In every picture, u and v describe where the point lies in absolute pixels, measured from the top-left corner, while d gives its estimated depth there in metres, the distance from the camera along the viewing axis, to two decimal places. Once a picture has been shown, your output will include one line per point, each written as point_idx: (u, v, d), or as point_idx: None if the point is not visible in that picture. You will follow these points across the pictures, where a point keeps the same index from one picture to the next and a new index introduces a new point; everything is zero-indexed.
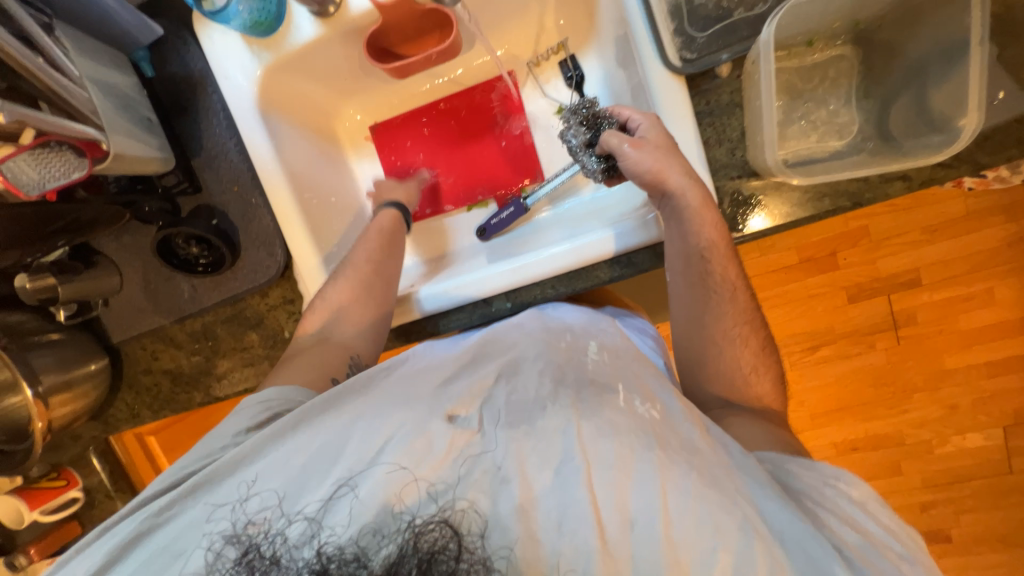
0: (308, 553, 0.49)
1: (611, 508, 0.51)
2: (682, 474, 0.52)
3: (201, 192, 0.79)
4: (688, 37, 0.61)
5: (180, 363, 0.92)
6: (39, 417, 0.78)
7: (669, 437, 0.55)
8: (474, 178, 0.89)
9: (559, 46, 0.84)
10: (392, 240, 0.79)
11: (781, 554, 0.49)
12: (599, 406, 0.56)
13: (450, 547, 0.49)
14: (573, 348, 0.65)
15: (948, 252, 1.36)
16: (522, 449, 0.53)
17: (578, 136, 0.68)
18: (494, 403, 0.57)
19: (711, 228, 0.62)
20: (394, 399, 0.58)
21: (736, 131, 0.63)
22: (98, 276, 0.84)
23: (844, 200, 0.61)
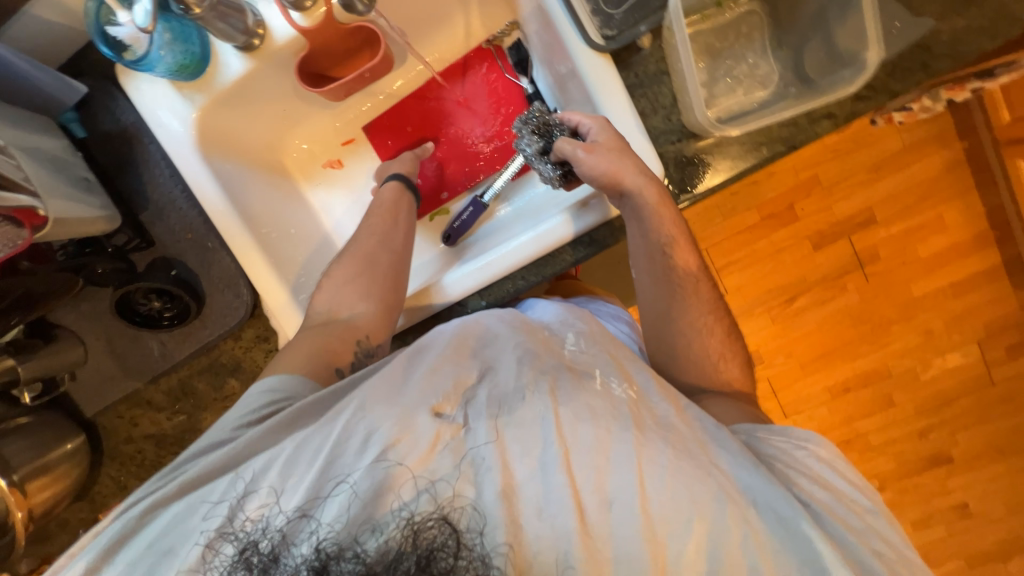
0: (306, 550, 0.47)
1: (590, 489, 0.52)
2: (660, 455, 0.54)
3: (155, 245, 0.78)
4: (605, 16, 0.63)
5: (161, 426, 0.91)
6: (20, 505, 0.75)
7: (646, 417, 0.57)
8: (457, 169, 0.89)
9: (511, 25, 0.84)
10: (396, 208, 0.80)
11: (755, 516, 0.53)
12: (577, 391, 0.57)
13: (449, 544, 0.47)
14: (552, 338, 0.66)
15: (895, 186, 1.42)
16: (504, 437, 0.53)
17: (532, 145, 0.70)
18: (478, 401, 0.56)
19: (671, 225, 0.66)
20: (376, 396, 0.56)
21: (668, 97, 0.66)
22: (59, 350, 0.80)
23: (779, 144, 0.64)
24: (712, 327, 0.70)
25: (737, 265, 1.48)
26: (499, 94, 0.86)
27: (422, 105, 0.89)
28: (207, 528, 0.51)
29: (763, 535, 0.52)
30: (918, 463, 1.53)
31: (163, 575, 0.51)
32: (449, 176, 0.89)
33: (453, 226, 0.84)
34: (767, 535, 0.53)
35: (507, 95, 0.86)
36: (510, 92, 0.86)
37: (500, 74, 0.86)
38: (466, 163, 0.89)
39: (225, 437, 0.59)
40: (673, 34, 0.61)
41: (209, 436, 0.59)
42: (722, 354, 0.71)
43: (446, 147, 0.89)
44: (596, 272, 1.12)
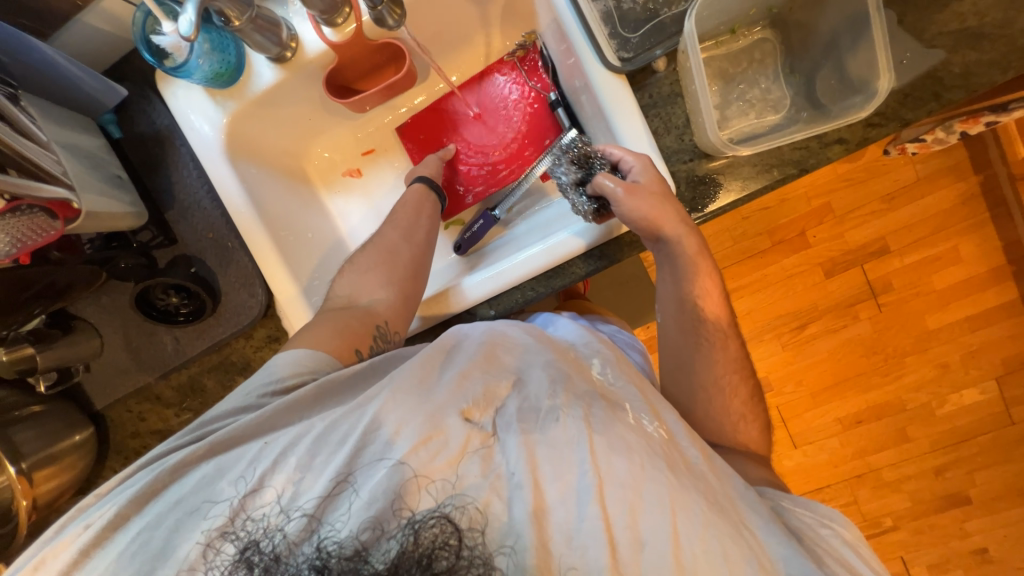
0: (308, 550, 0.48)
1: (622, 525, 0.51)
2: (691, 500, 0.53)
3: (177, 243, 0.81)
4: (623, 40, 0.67)
5: (169, 422, 0.90)
6: (26, 494, 0.76)
7: (676, 458, 0.57)
8: (474, 177, 0.91)
9: (529, 35, 0.86)
10: (421, 200, 0.82)
11: None
12: (613, 421, 0.57)
13: (450, 543, 0.47)
14: (580, 362, 0.67)
15: (908, 217, 1.42)
16: (535, 456, 0.53)
17: (568, 174, 0.70)
18: (507, 411, 0.57)
19: (705, 278, 0.68)
20: (406, 387, 0.57)
21: (681, 117, 0.67)
22: (77, 340, 0.83)
23: (790, 166, 0.65)
24: (722, 349, 0.70)
25: (747, 290, 1.47)
26: (518, 106, 0.88)
27: (445, 112, 0.91)
28: (208, 522, 0.52)
29: None
30: (934, 502, 1.47)
31: (173, 539, 0.52)
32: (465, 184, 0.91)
33: (466, 235, 0.86)
34: None
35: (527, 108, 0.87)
36: (526, 105, 0.87)
37: (517, 87, 0.87)
38: (483, 171, 0.90)
39: (252, 402, 0.62)
40: (687, 58, 0.63)
41: (237, 398, 0.62)
42: (731, 375, 0.71)
43: (466, 154, 0.91)
44: (603, 289, 1.14)
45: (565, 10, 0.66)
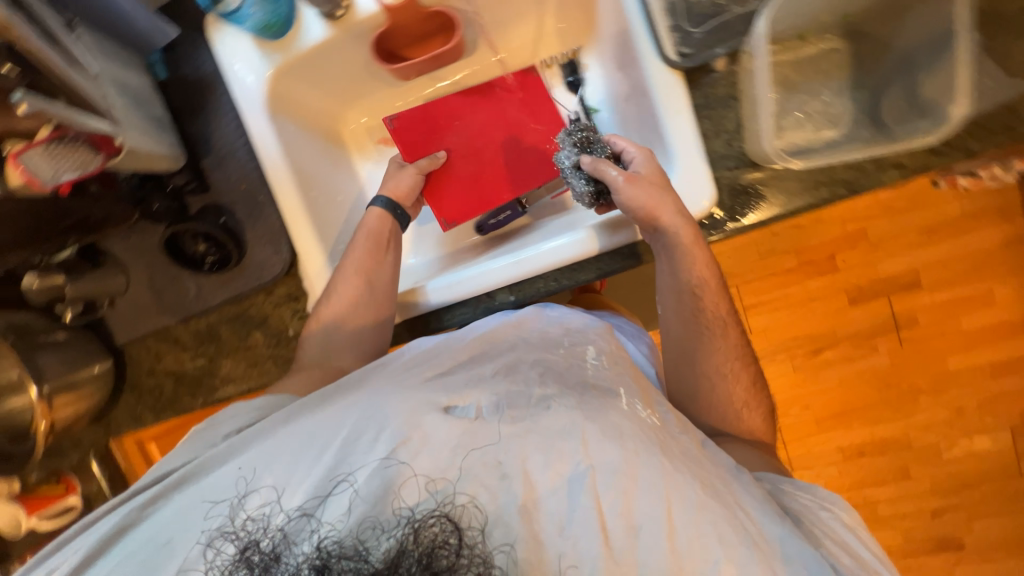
0: (307, 548, 0.48)
1: (616, 514, 0.51)
2: (681, 483, 0.53)
3: (209, 191, 0.81)
4: (684, 33, 0.61)
5: (183, 364, 0.92)
6: (42, 416, 0.80)
7: (666, 443, 0.57)
8: (479, 185, 0.84)
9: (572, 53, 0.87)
10: (382, 227, 0.81)
11: (780, 566, 0.52)
12: (603, 408, 0.57)
13: (450, 543, 0.48)
14: (571, 354, 0.67)
15: (946, 253, 1.37)
16: (525, 448, 0.53)
17: (570, 157, 0.69)
18: (492, 396, 0.58)
19: (703, 266, 0.65)
20: (388, 388, 0.59)
21: (734, 122, 0.65)
22: (104, 275, 0.85)
23: (839, 187, 0.62)
24: (721, 345, 0.69)
25: (766, 307, 1.44)
26: (551, 112, 0.83)
27: (450, 108, 0.84)
28: (209, 522, 0.52)
29: None
30: (926, 543, 1.46)
31: (161, 566, 0.51)
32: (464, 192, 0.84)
33: (489, 223, 0.88)
34: None
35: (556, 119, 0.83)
36: (556, 108, 0.84)
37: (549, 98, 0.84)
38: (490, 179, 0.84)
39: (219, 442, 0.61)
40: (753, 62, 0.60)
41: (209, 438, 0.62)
42: (745, 390, 0.70)
43: (465, 157, 0.84)
44: (620, 288, 1.13)
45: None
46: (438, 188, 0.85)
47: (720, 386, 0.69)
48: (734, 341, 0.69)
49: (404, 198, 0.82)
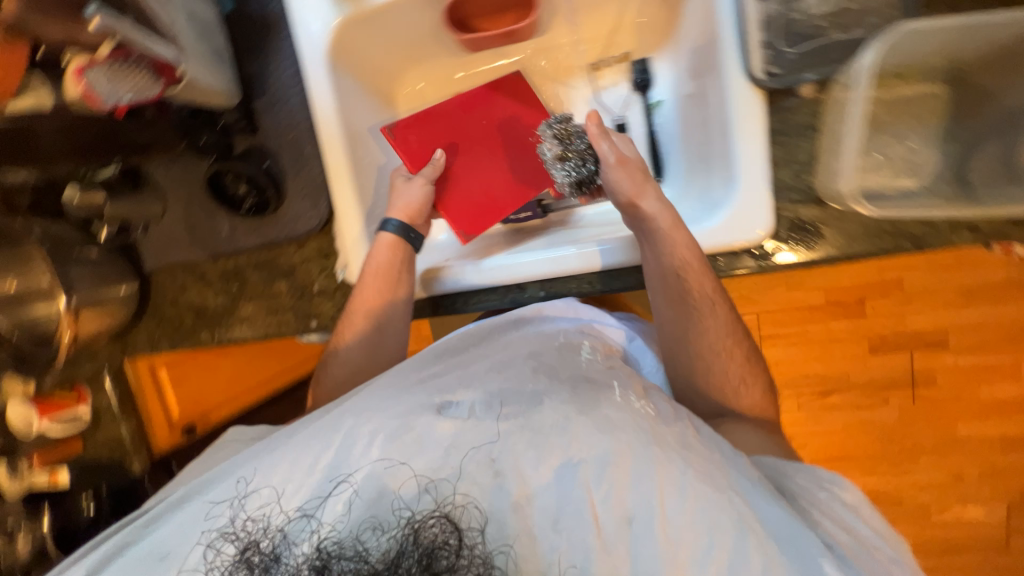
0: (307, 549, 0.50)
1: (608, 505, 0.51)
2: (676, 475, 0.52)
3: (257, 134, 0.80)
4: (777, 51, 0.58)
5: (205, 299, 0.93)
6: (68, 327, 0.81)
7: (663, 433, 0.55)
8: (490, 198, 0.80)
9: (622, 56, 0.84)
10: (395, 260, 0.75)
11: (775, 550, 0.50)
12: (596, 401, 0.57)
13: (450, 543, 0.49)
14: (567, 347, 0.69)
15: (979, 318, 1.33)
16: (518, 445, 0.54)
17: (551, 151, 0.74)
18: (485, 394, 0.59)
19: (683, 248, 0.64)
20: (383, 395, 0.59)
21: (807, 154, 0.62)
22: (143, 200, 0.85)
23: (906, 238, 0.60)
24: (710, 324, 0.67)
25: (783, 341, 1.41)
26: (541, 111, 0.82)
27: (453, 112, 0.81)
28: (209, 523, 0.53)
29: (785, 571, 0.49)
30: None
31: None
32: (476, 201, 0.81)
33: (508, 217, 0.87)
34: (789, 570, 0.49)
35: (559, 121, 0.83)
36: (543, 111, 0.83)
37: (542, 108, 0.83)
38: (498, 187, 0.81)
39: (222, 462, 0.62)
40: (847, 93, 0.58)
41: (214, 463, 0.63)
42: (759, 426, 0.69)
43: (471, 168, 0.81)
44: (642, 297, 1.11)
45: (725, 7, 0.61)
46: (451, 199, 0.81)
47: (710, 365, 0.68)
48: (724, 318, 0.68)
49: (411, 218, 0.77)
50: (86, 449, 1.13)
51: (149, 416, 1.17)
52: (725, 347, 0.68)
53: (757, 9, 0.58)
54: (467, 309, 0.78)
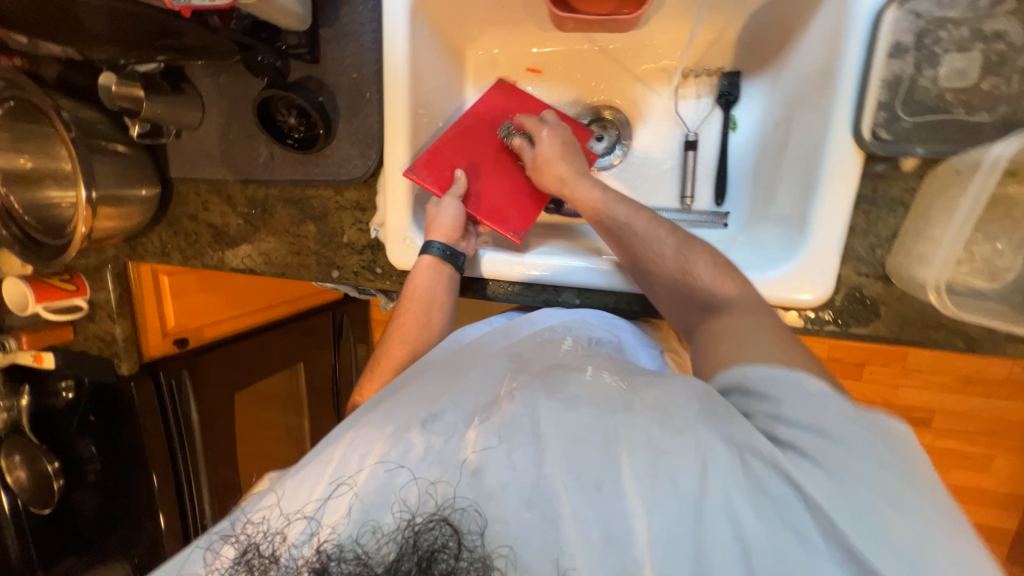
0: (307, 551, 0.50)
1: (574, 476, 0.47)
2: (638, 430, 0.47)
3: (317, 64, 0.75)
4: (892, 116, 0.54)
5: (227, 222, 0.90)
6: (84, 223, 0.77)
7: (631, 399, 0.50)
8: (524, 211, 0.77)
9: (716, 71, 0.79)
10: (436, 281, 0.73)
11: (735, 482, 0.42)
12: (565, 382, 0.54)
13: (450, 546, 0.47)
14: (550, 340, 0.66)
15: (969, 407, 1.34)
16: (498, 445, 0.50)
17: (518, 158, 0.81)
18: (463, 401, 0.56)
19: (595, 205, 0.71)
20: (374, 415, 0.58)
21: (888, 230, 0.59)
22: (181, 104, 0.80)
23: (964, 336, 0.59)
24: (673, 250, 0.65)
25: None
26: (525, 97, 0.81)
27: (471, 129, 0.79)
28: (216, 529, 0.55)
29: (742, 494, 0.42)
30: None
31: None
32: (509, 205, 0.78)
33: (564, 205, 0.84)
34: (744, 497, 0.42)
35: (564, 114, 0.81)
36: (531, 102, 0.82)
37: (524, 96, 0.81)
38: (528, 198, 0.78)
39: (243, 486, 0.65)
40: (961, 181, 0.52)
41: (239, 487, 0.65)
42: None
43: (501, 183, 0.79)
44: None
45: (854, 51, 0.55)
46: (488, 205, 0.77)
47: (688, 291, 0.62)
48: (692, 246, 0.64)
49: (454, 237, 0.73)
50: (75, 338, 1.12)
51: (142, 321, 1.13)
52: (698, 264, 0.63)
53: (884, 65, 0.54)
54: (495, 297, 0.79)
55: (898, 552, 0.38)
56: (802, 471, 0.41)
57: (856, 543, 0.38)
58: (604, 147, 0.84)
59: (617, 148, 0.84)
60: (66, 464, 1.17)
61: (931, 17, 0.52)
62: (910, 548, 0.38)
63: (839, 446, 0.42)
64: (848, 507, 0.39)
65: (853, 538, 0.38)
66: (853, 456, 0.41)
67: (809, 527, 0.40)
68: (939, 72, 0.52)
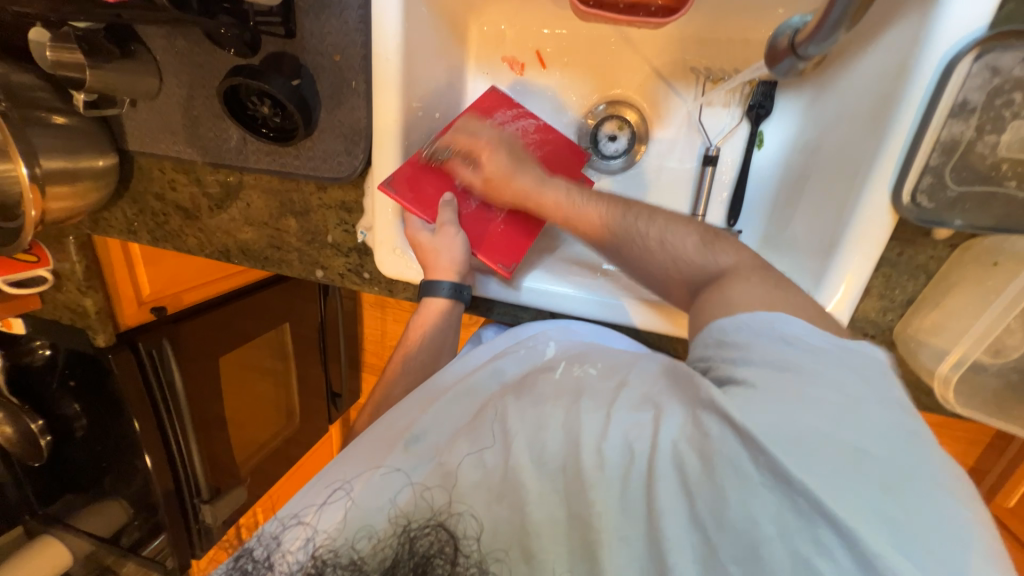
0: (303, 557, 0.47)
1: (550, 454, 0.47)
2: (596, 414, 0.47)
3: (293, 39, 0.66)
4: (939, 184, 0.53)
5: (198, 205, 0.81)
6: (33, 206, 0.65)
7: (594, 390, 0.51)
8: (515, 236, 0.71)
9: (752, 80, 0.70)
10: (445, 324, 0.71)
11: (686, 446, 0.42)
12: (535, 387, 0.55)
13: (446, 552, 0.46)
14: (531, 349, 0.66)
15: None
16: (472, 438, 0.51)
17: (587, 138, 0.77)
18: (442, 419, 0.56)
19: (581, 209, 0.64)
20: (358, 440, 0.57)
21: (904, 295, 0.60)
22: (135, 70, 0.69)
23: (932, 397, 0.63)
24: (649, 220, 0.61)
25: None
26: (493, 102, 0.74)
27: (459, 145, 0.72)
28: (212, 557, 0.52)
29: (693, 454, 0.41)
30: None
31: None
32: (498, 234, 0.71)
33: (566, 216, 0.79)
34: (712, 468, 0.40)
35: (549, 126, 0.76)
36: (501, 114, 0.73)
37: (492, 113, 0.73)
38: (521, 220, 0.71)
39: None
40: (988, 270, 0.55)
41: None
42: None
43: (493, 206, 0.73)
44: None
45: (914, 102, 0.51)
46: (482, 235, 0.71)
47: (670, 263, 0.59)
48: (671, 218, 0.60)
49: (456, 270, 0.69)
50: (44, 305, 1.02)
51: (113, 286, 1.01)
52: (675, 232, 0.59)
53: (944, 124, 0.51)
54: (491, 314, 0.77)
55: (850, 486, 0.36)
56: (744, 406, 0.41)
57: (833, 505, 0.35)
58: (621, 146, 0.76)
59: (631, 152, 0.76)
60: (50, 422, 1.08)
61: (1009, 75, 0.49)
62: (855, 475, 0.36)
63: (790, 382, 0.42)
64: (797, 440, 0.38)
65: (791, 468, 0.37)
66: (802, 392, 0.41)
67: (745, 460, 0.39)
68: (1002, 139, 0.51)
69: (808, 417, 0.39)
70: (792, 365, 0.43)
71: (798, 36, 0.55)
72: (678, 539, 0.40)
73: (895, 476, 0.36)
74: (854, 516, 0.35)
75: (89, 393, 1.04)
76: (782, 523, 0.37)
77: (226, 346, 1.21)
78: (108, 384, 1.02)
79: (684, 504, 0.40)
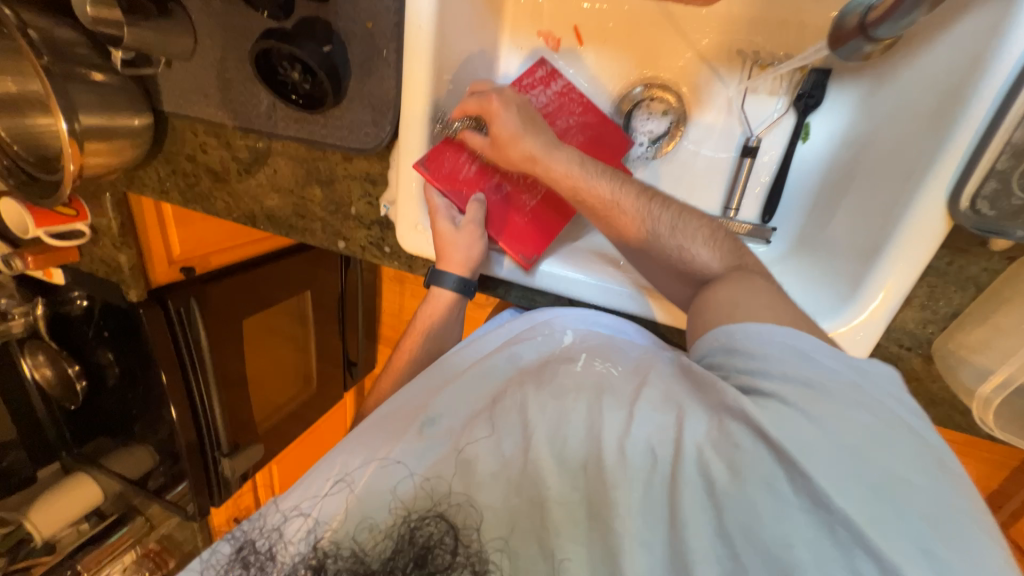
0: (305, 548, 0.48)
1: (575, 444, 0.48)
2: (618, 412, 0.48)
3: (326, 4, 0.65)
4: (1002, 189, 0.48)
5: (228, 169, 0.82)
6: (72, 160, 0.67)
7: (616, 387, 0.51)
8: (542, 219, 0.70)
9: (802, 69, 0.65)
10: (451, 315, 0.74)
11: (716, 458, 0.41)
12: (554, 378, 0.54)
13: (446, 541, 0.47)
14: (547, 338, 0.64)
15: None
16: (484, 430, 0.51)
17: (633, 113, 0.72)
18: (455, 409, 0.56)
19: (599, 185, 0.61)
20: (368, 430, 0.57)
21: (948, 308, 0.57)
22: (170, 30, 0.69)
23: (965, 415, 0.61)
24: (662, 212, 0.59)
25: None
26: (540, 68, 0.71)
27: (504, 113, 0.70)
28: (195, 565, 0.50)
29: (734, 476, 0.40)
30: None
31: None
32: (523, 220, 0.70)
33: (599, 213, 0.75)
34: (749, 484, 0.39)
35: (589, 104, 0.72)
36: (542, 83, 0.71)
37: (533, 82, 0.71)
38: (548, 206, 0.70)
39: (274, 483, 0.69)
40: None
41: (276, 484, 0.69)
42: None
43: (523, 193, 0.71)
44: None
45: (987, 96, 0.48)
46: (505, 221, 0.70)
47: (682, 261, 0.58)
48: (686, 211, 0.59)
49: (468, 268, 0.69)
50: (82, 258, 1.06)
51: (144, 243, 1.04)
52: (687, 223, 0.58)
53: (1016, 125, 0.46)
54: (508, 298, 0.75)
55: (879, 513, 0.35)
56: (780, 424, 0.39)
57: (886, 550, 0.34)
58: (658, 129, 0.72)
59: (669, 134, 0.72)
60: (86, 368, 1.13)
61: None
62: (898, 506, 0.35)
63: (818, 401, 0.40)
64: (828, 461, 0.37)
65: (831, 493, 0.36)
66: (834, 406, 0.39)
67: (782, 482, 0.38)
68: None
69: (842, 436, 0.38)
70: (818, 382, 0.41)
71: (870, 16, 0.55)
72: (704, 549, 0.39)
73: (939, 508, 0.35)
74: (896, 548, 0.34)
75: (125, 345, 1.08)
76: (818, 549, 0.36)
77: (247, 309, 1.23)
78: (141, 338, 1.06)
79: (711, 517, 0.40)
